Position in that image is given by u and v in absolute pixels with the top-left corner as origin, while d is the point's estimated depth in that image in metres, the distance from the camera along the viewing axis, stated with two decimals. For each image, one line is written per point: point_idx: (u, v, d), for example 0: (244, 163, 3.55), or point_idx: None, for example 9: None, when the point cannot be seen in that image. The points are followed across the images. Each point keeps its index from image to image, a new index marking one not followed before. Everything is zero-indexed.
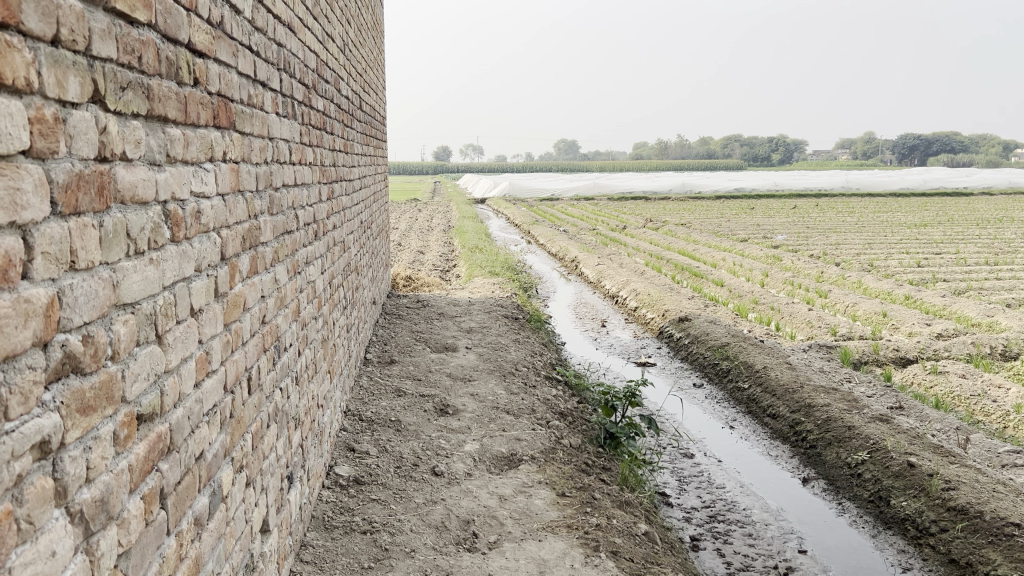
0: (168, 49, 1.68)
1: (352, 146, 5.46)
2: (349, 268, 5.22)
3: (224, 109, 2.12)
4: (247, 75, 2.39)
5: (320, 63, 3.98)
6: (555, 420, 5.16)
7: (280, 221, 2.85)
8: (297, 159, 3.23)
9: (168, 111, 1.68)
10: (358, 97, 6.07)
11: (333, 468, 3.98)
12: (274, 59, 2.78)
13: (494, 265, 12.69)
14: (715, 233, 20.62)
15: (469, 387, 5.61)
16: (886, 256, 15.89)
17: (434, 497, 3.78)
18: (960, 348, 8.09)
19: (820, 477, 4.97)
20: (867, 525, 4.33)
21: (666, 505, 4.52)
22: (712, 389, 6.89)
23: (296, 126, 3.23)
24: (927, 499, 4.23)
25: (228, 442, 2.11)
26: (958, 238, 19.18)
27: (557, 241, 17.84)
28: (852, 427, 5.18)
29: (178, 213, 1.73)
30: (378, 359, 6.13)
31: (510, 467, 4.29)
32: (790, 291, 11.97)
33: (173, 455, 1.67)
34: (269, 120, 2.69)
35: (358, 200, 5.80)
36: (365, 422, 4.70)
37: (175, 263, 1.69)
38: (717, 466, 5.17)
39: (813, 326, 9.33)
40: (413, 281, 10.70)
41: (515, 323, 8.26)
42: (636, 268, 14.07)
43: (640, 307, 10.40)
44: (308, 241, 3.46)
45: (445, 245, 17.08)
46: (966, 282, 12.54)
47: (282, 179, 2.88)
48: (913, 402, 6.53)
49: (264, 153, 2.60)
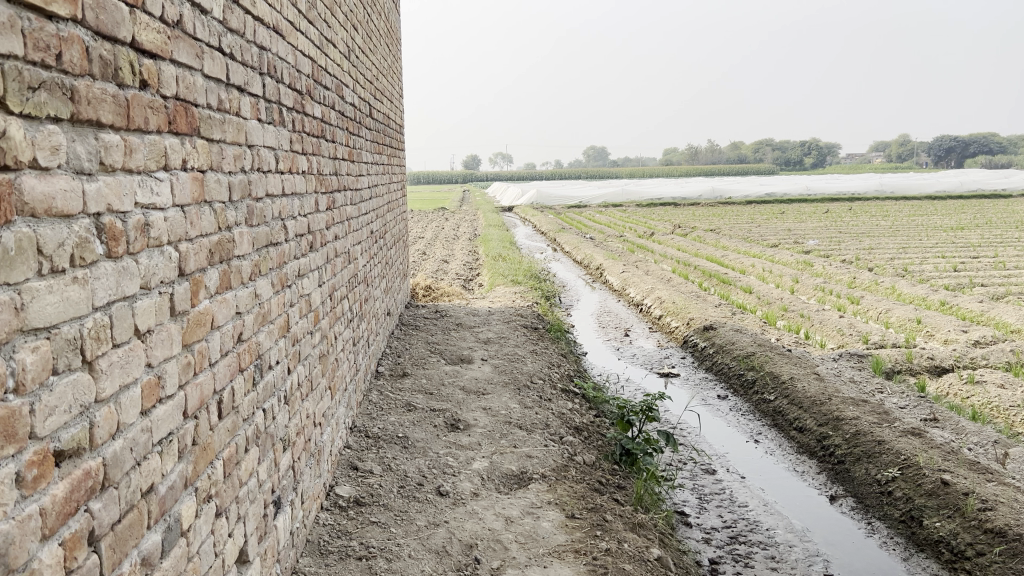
0: (103, 48, 1.54)
1: (359, 154, 5.33)
2: (357, 280, 5.09)
3: (184, 114, 1.98)
4: (216, 80, 2.25)
5: (318, 68, 3.84)
6: (569, 436, 4.97)
7: (263, 233, 2.71)
8: (285, 168, 3.08)
9: (103, 115, 1.53)
10: (368, 104, 5.94)
11: (333, 489, 3.82)
12: (253, 62, 2.64)
13: (516, 273, 12.53)
14: (745, 239, 20.24)
15: (481, 401, 5.44)
16: (921, 261, 15.52)
17: (436, 519, 3.62)
18: (998, 355, 7.77)
19: (848, 494, 4.73)
20: (897, 548, 4.08)
21: (684, 526, 4.32)
22: (737, 401, 6.65)
23: (284, 134, 3.09)
24: (961, 520, 3.97)
25: (190, 472, 1.96)
26: (997, 241, 18.67)
27: (582, 249, 17.62)
28: (882, 442, 4.93)
29: (116, 227, 1.58)
30: (390, 372, 5.98)
31: (520, 486, 4.12)
32: (821, 297, 11.65)
33: (110, 492, 1.52)
34: (247, 127, 2.55)
35: (367, 209, 5.66)
36: (371, 439, 4.55)
37: (111, 281, 1.54)
38: (740, 483, 4.95)
39: (844, 334, 9.04)
40: (433, 291, 10.56)
41: (534, 332, 8.09)
42: (662, 276, 13.83)
43: (664, 315, 10.17)
44: (300, 254, 3.31)
45: (470, 253, 16.96)
46: (1004, 287, 12.13)
47: (264, 188, 2.74)
48: (948, 414, 6.25)
49: (240, 161, 2.46)
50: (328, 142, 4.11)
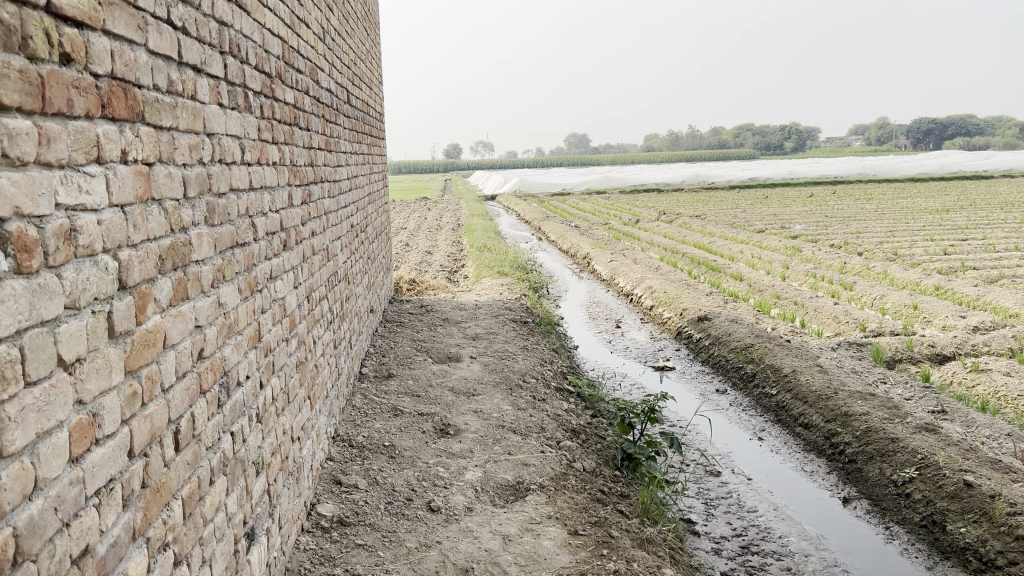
0: (4, 10, 1.21)
1: (337, 144, 4.99)
2: (337, 278, 4.77)
3: (122, 95, 1.66)
4: (165, 57, 1.93)
5: (289, 50, 3.51)
6: (566, 440, 4.68)
7: (227, 233, 2.39)
8: (253, 159, 2.76)
9: (5, 95, 1.22)
10: (345, 91, 5.60)
11: (314, 508, 3.52)
12: (211, 39, 2.32)
13: (502, 264, 12.19)
14: (731, 224, 20.00)
15: (472, 403, 5.14)
16: (910, 244, 15.36)
17: (428, 540, 3.32)
18: (1000, 341, 7.55)
19: (862, 496, 4.48)
20: (920, 555, 3.84)
21: (692, 535, 4.04)
22: (737, 396, 6.40)
23: (250, 121, 2.77)
24: (989, 525, 3.71)
25: (140, 521, 1.65)
26: (985, 223, 18.51)
27: (569, 237, 17.32)
28: (896, 439, 4.67)
29: (27, 235, 1.26)
30: (375, 374, 5.67)
31: (517, 498, 3.83)
32: (812, 284, 11.41)
33: (24, 568, 1.21)
34: (204, 112, 2.23)
35: (346, 201, 5.32)
36: (356, 449, 4.24)
37: (22, 304, 1.23)
38: (747, 486, 4.68)
39: (840, 322, 8.81)
40: (417, 285, 10.23)
41: (524, 327, 7.79)
42: (650, 264, 13.55)
43: (656, 305, 9.90)
44: (272, 254, 3.00)
45: (454, 244, 16.60)
46: (997, 271, 11.94)
47: (228, 182, 2.42)
48: (956, 405, 6.03)
49: (197, 152, 2.14)
50: (301, 130, 3.78)
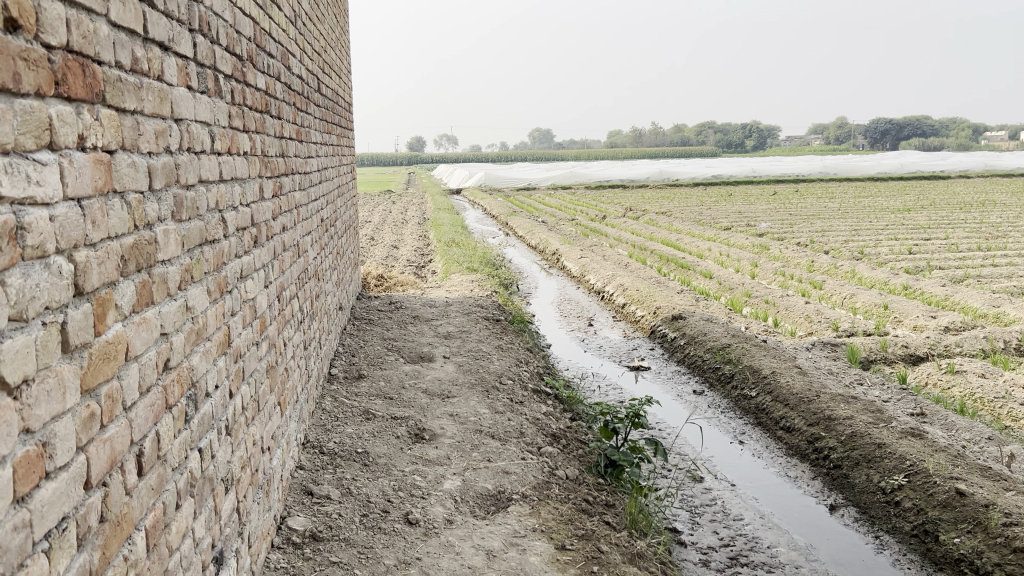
0: None
1: (307, 134, 4.76)
2: (307, 275, 4.53)
3: (78, 72, 1.43)
4: (129, 31, 1.71)
5: (260, 31, 3.28)
6: (547, 446, 4.51)
7: (195, 228, 2.16)
8: (223, 148, 2.54)
9: None
10: (315, 79, 5.34)
11: (285, 522, 3.30)
12: (180, 15, 2.10)
13: (471, 260, 11.96)
14: (697, 221, 19.99)
15: (447, 406, 4.94)
16: (875, 243, 15.45)
17: (407, 556, 3.12)
18: (972, 342, 7.53)
19: (849, 504, 4.38)
20: (912, 566, 3.73)
21: (679, 546, 3.89)
22: (715, 397, 6.29)
23: (221, 107, 2.54)
24: (984, 536, 3.61)
25: (97, 561, 1.44)
26: (946, 223, 18.71)
27: (537, 233, 17.13)
28: (882, 445, 4.58)
29: None
30: (345, 375, 5.45)
31: (498, 509, 3.65)
32: (782, 283, 11.37)
33: None
34: (171, 95, 2.00)
35: (316, 194, 5.09)
36: (327, 456, 4.02)
37: None
38: (731, 493, 4.55)
39: (813, 322, 8.75)
40: (384, 281, 9.98)
41: (497, 325, 7.61)
42: (621, 261, 13.42)
43: (628, 304, 9.76)
44: (241, 251, 2.76)
45: (421, 239, 16.31)
46: (962, 270, 12.01)
47: (196, 174, 2.20)
48: (934, 407, 5.97)
49: (163, 138, 1.92)
50: (272, 118, 3.54)
